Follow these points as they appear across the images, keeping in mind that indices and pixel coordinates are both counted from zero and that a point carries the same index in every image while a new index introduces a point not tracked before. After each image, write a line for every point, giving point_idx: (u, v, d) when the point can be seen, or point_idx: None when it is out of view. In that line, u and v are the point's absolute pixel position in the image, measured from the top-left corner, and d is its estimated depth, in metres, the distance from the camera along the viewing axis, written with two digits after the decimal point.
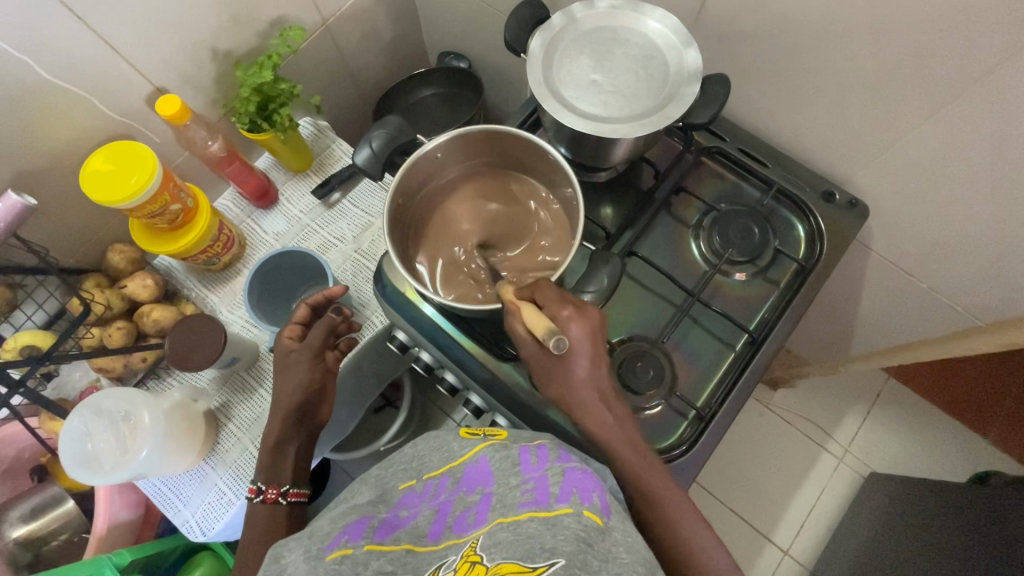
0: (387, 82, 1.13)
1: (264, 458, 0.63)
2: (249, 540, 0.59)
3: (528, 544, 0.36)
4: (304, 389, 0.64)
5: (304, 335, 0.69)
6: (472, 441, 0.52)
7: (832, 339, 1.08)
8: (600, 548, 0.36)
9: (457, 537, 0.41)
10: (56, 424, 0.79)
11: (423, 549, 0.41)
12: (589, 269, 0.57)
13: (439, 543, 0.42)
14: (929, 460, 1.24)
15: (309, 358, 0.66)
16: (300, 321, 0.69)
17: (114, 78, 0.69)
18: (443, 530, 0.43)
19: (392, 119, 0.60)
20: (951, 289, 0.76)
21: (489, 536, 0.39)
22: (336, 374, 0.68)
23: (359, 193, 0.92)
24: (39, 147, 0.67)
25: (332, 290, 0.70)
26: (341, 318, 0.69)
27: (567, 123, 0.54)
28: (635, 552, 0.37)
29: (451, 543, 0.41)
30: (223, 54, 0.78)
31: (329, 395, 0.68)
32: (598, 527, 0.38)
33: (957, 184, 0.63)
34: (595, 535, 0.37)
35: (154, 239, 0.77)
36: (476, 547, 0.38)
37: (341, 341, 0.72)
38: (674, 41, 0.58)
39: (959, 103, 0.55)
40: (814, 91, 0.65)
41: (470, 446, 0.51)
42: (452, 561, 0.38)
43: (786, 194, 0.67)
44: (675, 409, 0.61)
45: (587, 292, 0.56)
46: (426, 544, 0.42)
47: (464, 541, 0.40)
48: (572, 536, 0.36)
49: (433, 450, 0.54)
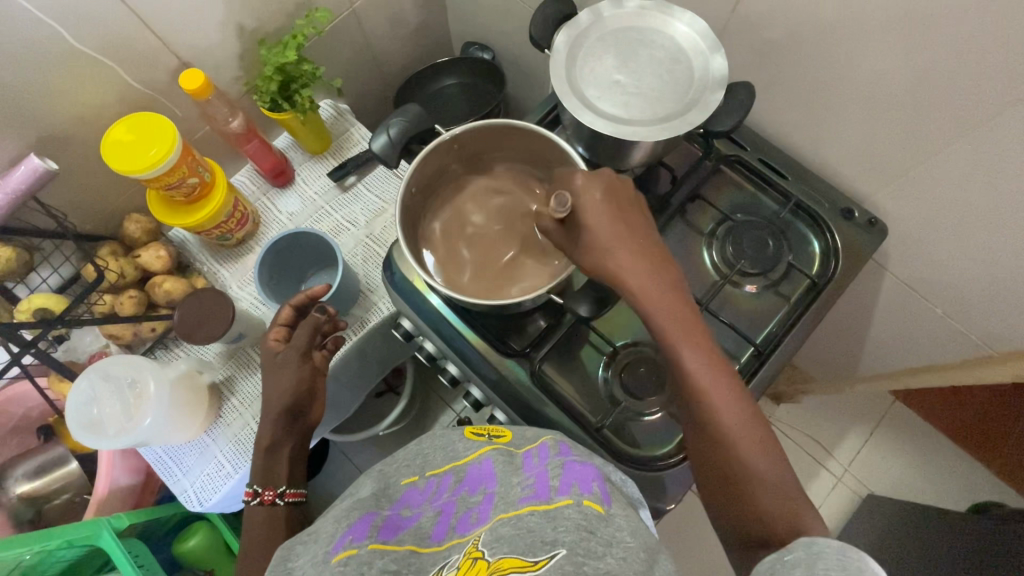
0: (409, 69, 1.13)
1: (265, 454, 0.64)
2: (253, 534, 0.60)
3: (529, 539, 0.37)
4: (297, 389, 0.65)
5: (290, 336, 0.70)
6: (476, 443, 0.52)
7: (840, 358, 1.06)
8: (604, 534, 0.37)
9: (460, 537, 0.42)
10: (64, 386, 0.80)
11: (427, 549, 0.42)
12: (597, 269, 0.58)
13: (443, 544, 0.42)
14: (930, 487, 1.22)
15: (297, 359, 0.66)
16: (286, 322, 0.70)
17: (141, 48, 0.69)
18: (447, 531, 0.43)
19: (411, 108, 0.59)
20: (967, 317, 0.74)
21: (491, 531, 0.39)
22: (325, 372, 0.69)
23: (375, 179, 0.92)
24: (62, 112, 0.68)
25: (314, 288, 0.69)
26: (325, 318, 0.69)
27: (587, 123, 0.54)
28: (637, 536, 0.38)
29: (455, 543, 0.41)
30: (248, 32, 0.79)
31: (320, 394, 0.68)
32: (599, 514, 0.38)
33: (981, 211, 0.61)
34: (597, 522, 0.38)
35: (169, 211, 0.78)
36: (478, 543, 0.39)
37: (329, 341, 0.72)
38: (701, 46, 0.57)
39: (987, 131, 0.54)
40: (840, 107, 0.63)
41: (474, 446, 0.51)
42: (454, 560, 0.39)
43: (804, 208, 0.66)
44: (674, 417, 0.60)
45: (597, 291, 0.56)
46: (430, 545, 0.42)
47: (467, 540, 0.41)
48: (573, 526, 0.37)
49: (437, 449, 0.53)
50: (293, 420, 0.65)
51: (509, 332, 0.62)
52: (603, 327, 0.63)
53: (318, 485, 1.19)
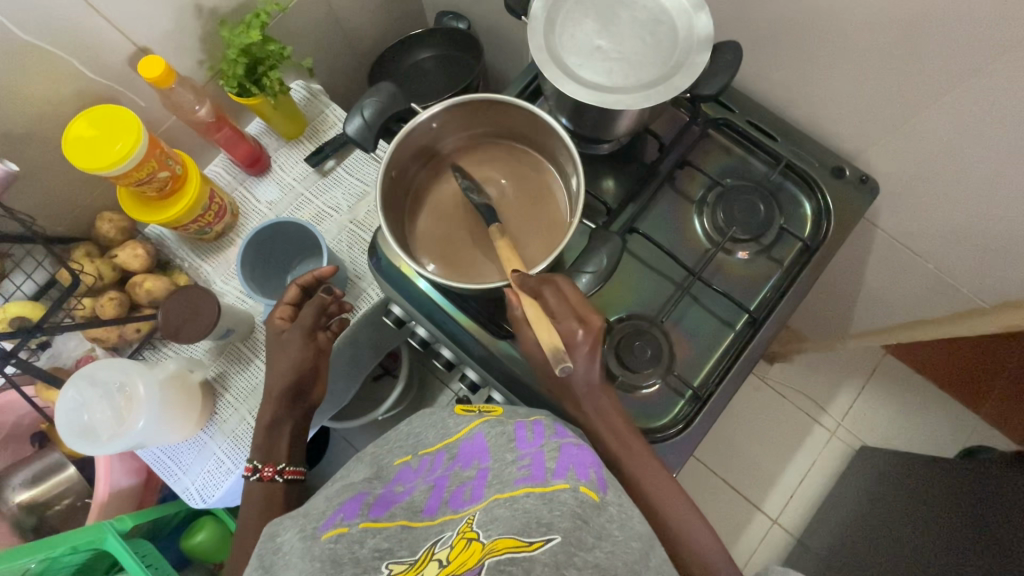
0: (383, 44, 1.08)
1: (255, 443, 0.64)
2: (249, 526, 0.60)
3: (525, 519, 0.36)
4: (299, 368, 0.64)
5: (295, 315, 0.68)
6: (467, 418, 0.52)
7: (833, 316, 1.07)
8: (595, 525, 0.38)
9: (453, 513, 0.41)
10: (52, 393, 0.78)
11: (419, 523, 0.42)
12: (588, 248, 0.55)
13: (436, 518, 0.42)
14: (919, 435, 1.26)
15: (301, 339, 0.65)
16: (292, 301, 0.69)
17: (93, 36, 0.65)
18: (440, 505, 0.43)
19: (385, 86, 0.56)
20: (959, 270, 0.74)
21: (486, 511, 0.39)
22: (329, 353, 0.68)
23: (354, 161, 0.89)
24: (17, 109, 0.64)
25: (322, 270, 0.68)
26: (333, 298, 0.67)
27: (569, 93, 0.52)
28: (627, 529, 0.39)
29: (448, 518, 0.41)
30: (208, 12, 0.74)
31: (323, 374, 0.67)
32: (593, 503, 0.39)
33: (974, 163, 0.60)
34: (590, 511, 0.38)
35: (143, 207, 0.75)
36: (472, 523, 0.38)
37: (334, 322, 0.70)
38: (685, 6, 0.55)
39: (981, 80, 0.52)
40: (827, 63, 0.61)
41: (465, 422, 0.51)
42: (449, 536, 0.39)
43: (794, 169, 0.64)
44: (671, 388, 0.60)
45: (585, 272, 0.54)
46: (422, 519, 0.42)
47: (461, 516, 0.40)
48: (568, 513, 0.37)
49: (427, 427, 0.54)
50: (290, 416, 0.65)
51: (502, 312, 0.62)
52: (595, 303, 0.63)
53: (321, 472, 1.20)
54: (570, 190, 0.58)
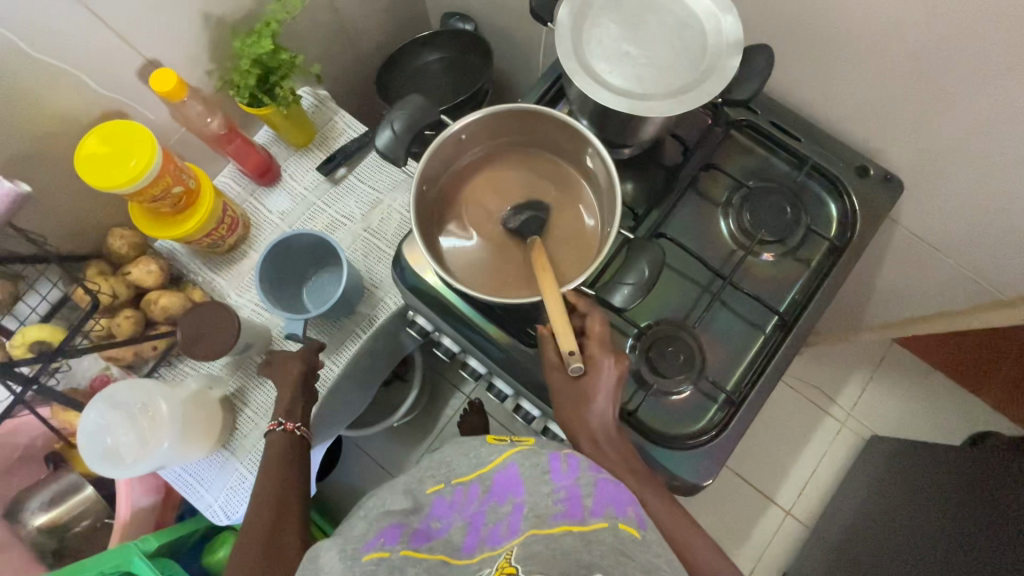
0: (388, 46, 1.06)
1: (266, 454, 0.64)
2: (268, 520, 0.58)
3: (568, 561, 0.35)
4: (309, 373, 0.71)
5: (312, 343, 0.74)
6: (500, 447, 0.49)
7: (846, 309, 1.07)
8: (639, 560, 0.37)
9: (490, 551, 0.39)
10: (69, 415, 0.77)
11: (458, 563, 0.40)
12: (629, 258, 0.55)
13: (473, 558, 0.39)
14: (928, 422, 1.28)
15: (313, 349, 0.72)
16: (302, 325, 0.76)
17: (102, 50, 0.64)
18: (477, 543, 0.40)
19: (413, 98, 0.55)
20: (979, 264, 0.75)
21: (524, 547, 0.37)
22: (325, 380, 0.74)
23: (366, 168, 0.88)
24: (27, 128, 0.63)
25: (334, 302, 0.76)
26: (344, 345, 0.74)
27: (600, 100, 0.51)
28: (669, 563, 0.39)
29: (485, 556, 0.38)
30: (216, 22, 0.73)
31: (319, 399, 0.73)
32: (635, 539, 0.39)
33: (1000, 161, 0.60)
34: (633, 546, 0.38)
35: (156, 223, 0.74)
36: (510, 558, 0.36)
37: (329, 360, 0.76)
38: (712, 10, 0.54)
39: (1011, 79, 0.52)
40: (852, 63, 0.61)
41: (498, 451, 0.48)
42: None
43: (819, 170, 0.64)
44: (704, 393, 0.60)
45: (624, 284, 0.54)
46: (461, 559, 0.40)
47: (498, 554, 0.38)
48: (612, 552, 0.37)
49: (458, 454, 0.50)
50: None
51: (532, 322, 0.61)
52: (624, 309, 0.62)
53: (336, 480, 1.20)
54: (603, 203, 0.57)
